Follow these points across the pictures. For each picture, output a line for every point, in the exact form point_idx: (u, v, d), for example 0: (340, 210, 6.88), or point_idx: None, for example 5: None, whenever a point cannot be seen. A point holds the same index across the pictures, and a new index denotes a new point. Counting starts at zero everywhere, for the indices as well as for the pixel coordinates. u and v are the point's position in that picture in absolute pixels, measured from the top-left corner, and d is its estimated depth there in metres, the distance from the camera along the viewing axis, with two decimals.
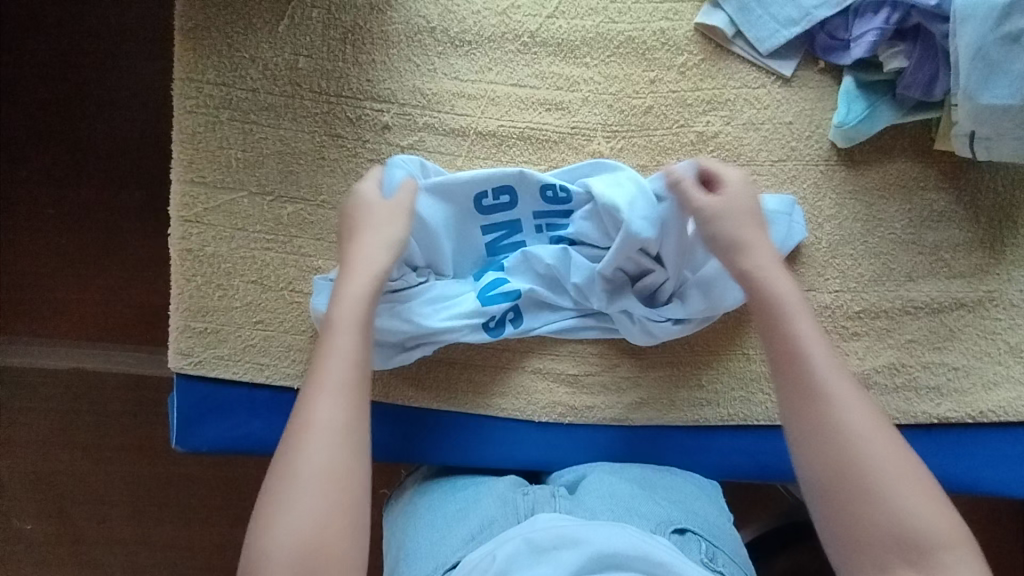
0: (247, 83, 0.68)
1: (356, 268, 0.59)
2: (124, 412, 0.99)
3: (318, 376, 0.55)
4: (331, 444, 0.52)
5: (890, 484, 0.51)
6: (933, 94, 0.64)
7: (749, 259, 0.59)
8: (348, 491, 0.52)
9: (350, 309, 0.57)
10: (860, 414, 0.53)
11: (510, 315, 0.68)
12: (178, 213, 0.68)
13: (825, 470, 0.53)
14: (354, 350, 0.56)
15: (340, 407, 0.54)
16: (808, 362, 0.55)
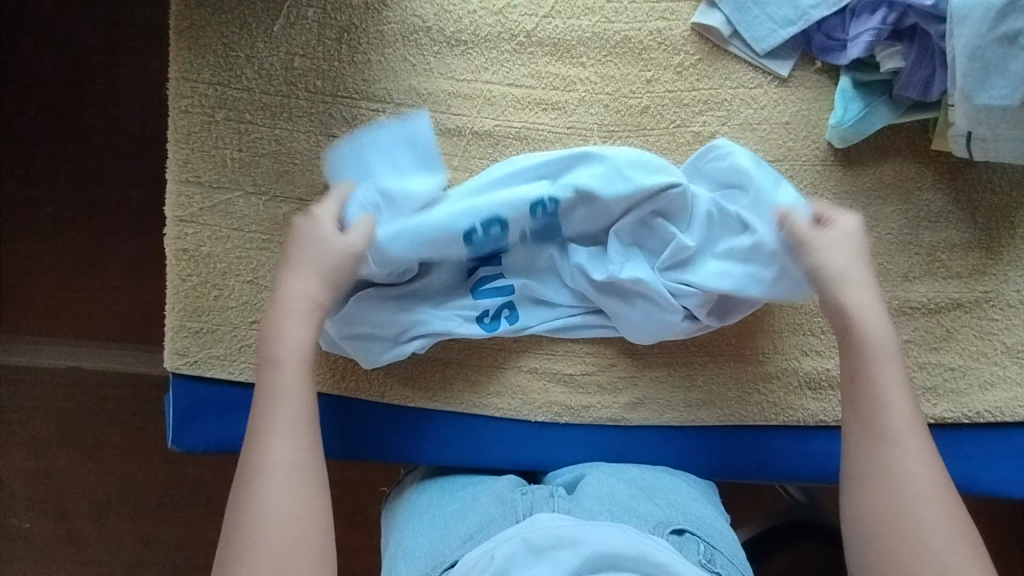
0: (242, 83, 0.68)
1: (292, 308, 0.59)
2: (122, 412, 0.99)
3: (268, 419, 0.56)
4: (286, 486, 0.53)
5: (937, 533, 0.51)
6: (929, 94, 0.64)
7: (847, 298, 0.59)
8: (308, 531, 0.52)
9: (289, 349, 0.58)
10: (923, 464, 0.54)
11: (505, 311, 0.68)
12: (173, 213, 0.68)
13: (872, 510, 0.54)
14: (300, 389, 0.57)
15: (294, 448, 0.55)
16: (883, 406, 0.56)
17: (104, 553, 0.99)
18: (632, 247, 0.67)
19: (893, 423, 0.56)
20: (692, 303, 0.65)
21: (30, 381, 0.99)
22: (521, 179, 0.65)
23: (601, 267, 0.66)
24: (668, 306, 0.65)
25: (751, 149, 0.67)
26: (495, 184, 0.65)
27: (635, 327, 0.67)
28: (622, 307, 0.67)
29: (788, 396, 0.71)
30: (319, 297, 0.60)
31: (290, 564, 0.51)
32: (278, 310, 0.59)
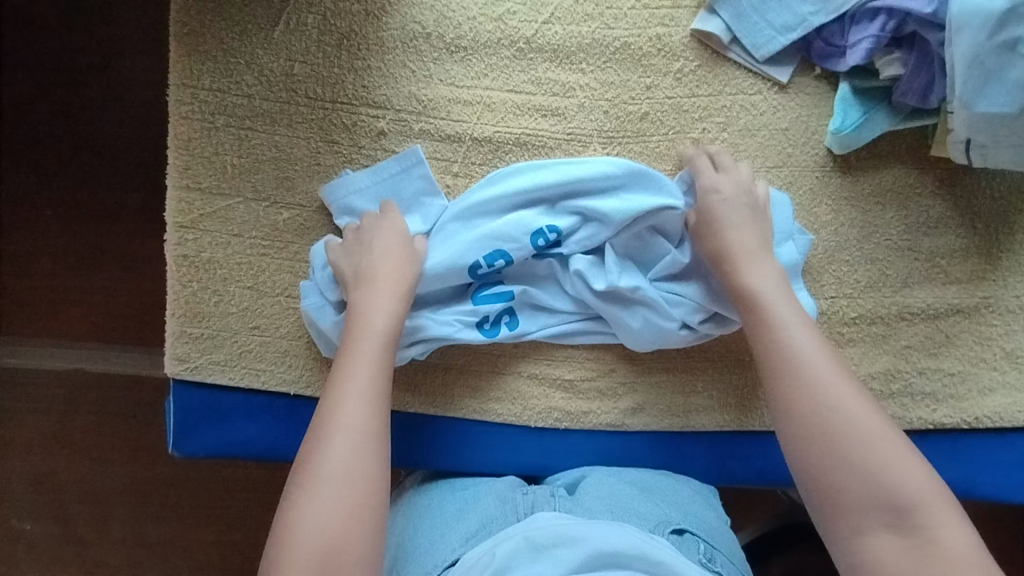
0: (242, 89, 0.68)
1: (383, 280, 0.63)
2: (122, 416, 0.99)
3: (341, 383, 0.58)
4: (353, 448, 0.55)
5: (873, 447, 0.53)
6: (928, 100, 0.64)
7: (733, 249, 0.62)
8: (372, 491, 0.54)
9: (377, 320, 0.61)
10: (838, 384, 0.56)
11: (505, 317, 0.69)
12: (174, 219, 0.68)
13: (802, 441, 0.55)
14: (378, 359, 0.60)
15: (368, 415, 0.57)
16: (783, 345, 0.58)
17: (105, 554, 0.99)
18: (627, 259, 0.67)
19: (800, 357, 0.58)
20: (691, 315, 0.66)
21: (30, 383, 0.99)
22: (525, 200, 0.66)
23: (601, 276, 0.66)
24: (666, 314, 0.66)
25: (750, 155, 0.68)
26: (499, 204, 0.66)
27: (635, 334, 0.67)
28: (622, 317, 0.67)
29: None
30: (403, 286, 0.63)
31: (348, 522, 0.52)
32: (366, 284, 0.63)
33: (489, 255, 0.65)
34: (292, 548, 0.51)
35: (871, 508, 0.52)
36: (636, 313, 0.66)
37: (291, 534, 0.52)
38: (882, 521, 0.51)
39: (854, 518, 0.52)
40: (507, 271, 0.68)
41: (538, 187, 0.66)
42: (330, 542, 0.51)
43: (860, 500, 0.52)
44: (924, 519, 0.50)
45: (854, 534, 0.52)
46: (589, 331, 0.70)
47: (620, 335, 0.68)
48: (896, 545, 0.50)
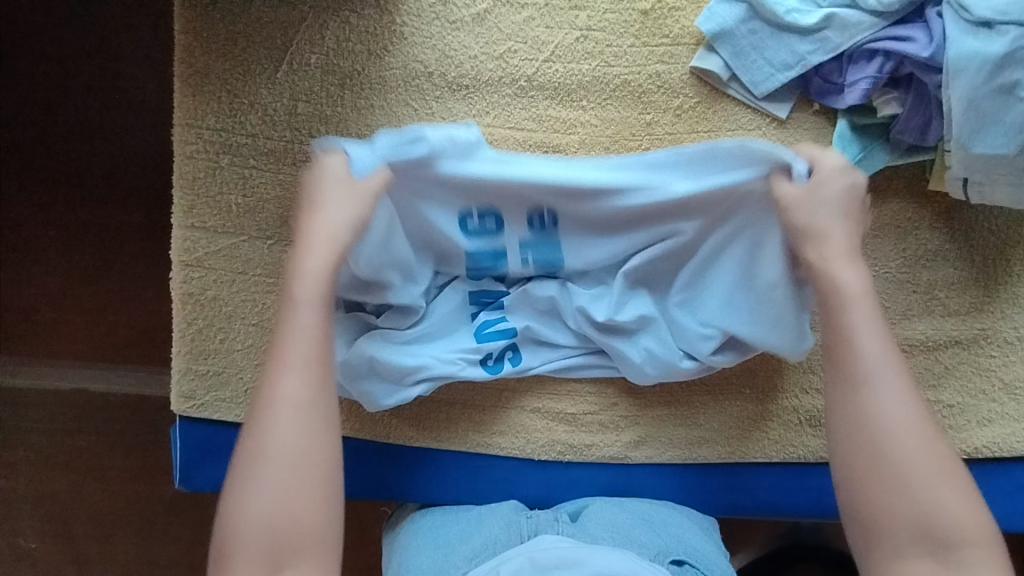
0: (246, 129, 0.68)
1: (317, 241, 0.58)
2: (127, 442, 0.99)
3: (279, 349, 0.55)
4: (292, 424, 0.53)
5: (923, 472, 0.52)
6: (926, 138, 0.64)
7: (818, 249, 0.58)
8: (317, 466, 0.53)
9: (311, 285, 0.57)
10: (903, 409, 0.53)
11: (509, 352, 0.69)
12: (179, 258, 0.69)
13: (858, 460, 0.53)
14: (313, 329, 0.55)
15: (306, 386, 0.54)
16: (856, 352, 0.55)
17: None
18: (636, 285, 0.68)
19: (871, 366, 0.55)
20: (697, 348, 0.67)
21: None
22: (541, 167, 0.64)
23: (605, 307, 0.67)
24: (668, 348, 0.67)
25: None
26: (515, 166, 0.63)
27: (637, 367, 0.68)
28: (629, 349, 0.67)
29: (788, 434, 0.71)
30: (342, 237, 0.58)
31: (294, 500, 0.52)
32: (302, 246, 0.58)
33: (484, 213, 0.66)
34: (240, 535, 0.51)
35: (914, 537, 0.51)
36: (638, 344, 0.67)
37: (236, 520, 0.52)
38: (922, 548, 0.51)
39: (896, 543, 0.51)
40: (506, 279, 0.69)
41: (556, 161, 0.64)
42: (275, 524, 0.51)
43: (905, 526, 0.51)
44: (967, 557, 0.50)
45: (893, 557, 0.51)
46: (588, 367, 0.71)
47: (620, 365, 0.69)
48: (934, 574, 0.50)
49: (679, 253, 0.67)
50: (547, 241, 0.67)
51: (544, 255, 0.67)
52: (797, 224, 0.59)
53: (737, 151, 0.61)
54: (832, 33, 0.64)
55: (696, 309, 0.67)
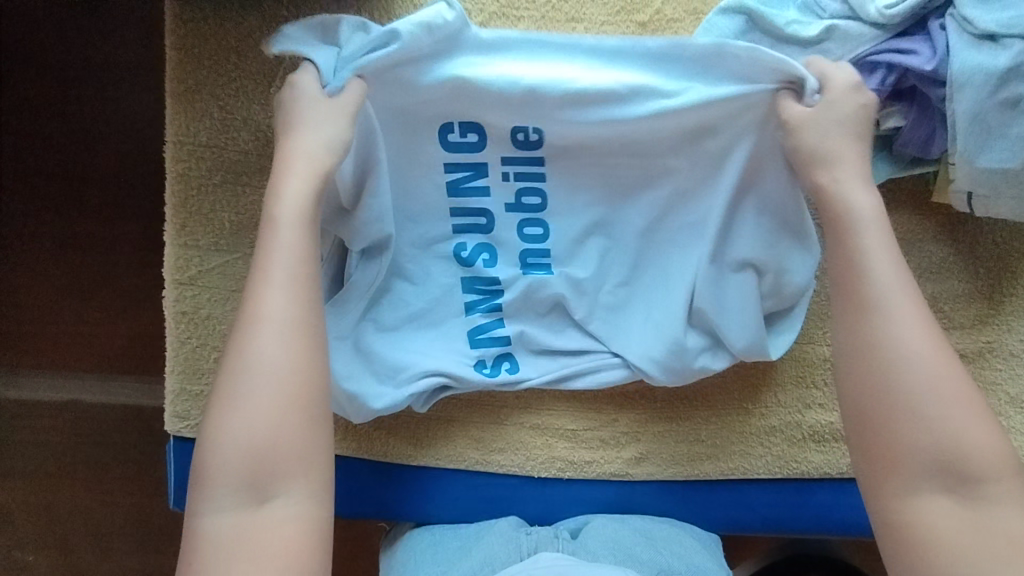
0: (239, 145, 0.68)
1: (299, 161, 0.55)
2: (124, 453, 0.98)
3: (262, 270, 0.52)
4: (278, 340, 0.50)
5: (938, 399, 0.50)
6: (929, 151, 0.63)
7: (828, 172, 0.57)
8: (303, 385, 0.50)
9: (293, 204, 0.54)
10: (920, 335, 0.52)
11: (506, 362, 0.68)
12: (171, 276, 0.68)
13: (870, 391, 0.52)
14: (299, 245, 0.53)
15: (291, 303, 0.51)
16: (869, 280, 0.53)
17: None
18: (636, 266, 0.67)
19: (883, 293, 0.53)
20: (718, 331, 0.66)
21: (32, 415, 0.98)
22: (526, 60, 0.60)
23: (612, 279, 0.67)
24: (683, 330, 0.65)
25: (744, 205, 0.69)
26: (501, 60, 0.60)
27: (647, 346, 0.66)
28: (651, 332, 0.66)
29: (792, 449, 0.70)
30: (326, 152, 0.56)
31: (280, 419, 0.49)
32: (282, 167, 0.55)
33: (462, 127, 0.62)
34: (222, 457, 0.49)
35: (929, 469, 0.49)
36: (641, 322, 0.67)
37: (218, 441, 0.49)
38: (936, 481, 0.49)
39: (908, 476, 0.50)
40: (493, 231, 0.65)
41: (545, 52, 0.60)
42: (261, 445, 0.49)
43: (917, 459, 0.50)
44: (984, 489, 0.49)
45: (906, 492, 0.50)
46: (594, 375, 0.68)
47: (628, 355, 0.67)
48: (950, 511, 0.49)
49: (679, 217, 0.65)
50: (532, 164, 0.64)
51: (528, 182, 0.64)
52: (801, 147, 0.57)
53: (744, 57, 0.58)
54: (832, 46, 0.63)
55: (703, 264, 0.64)
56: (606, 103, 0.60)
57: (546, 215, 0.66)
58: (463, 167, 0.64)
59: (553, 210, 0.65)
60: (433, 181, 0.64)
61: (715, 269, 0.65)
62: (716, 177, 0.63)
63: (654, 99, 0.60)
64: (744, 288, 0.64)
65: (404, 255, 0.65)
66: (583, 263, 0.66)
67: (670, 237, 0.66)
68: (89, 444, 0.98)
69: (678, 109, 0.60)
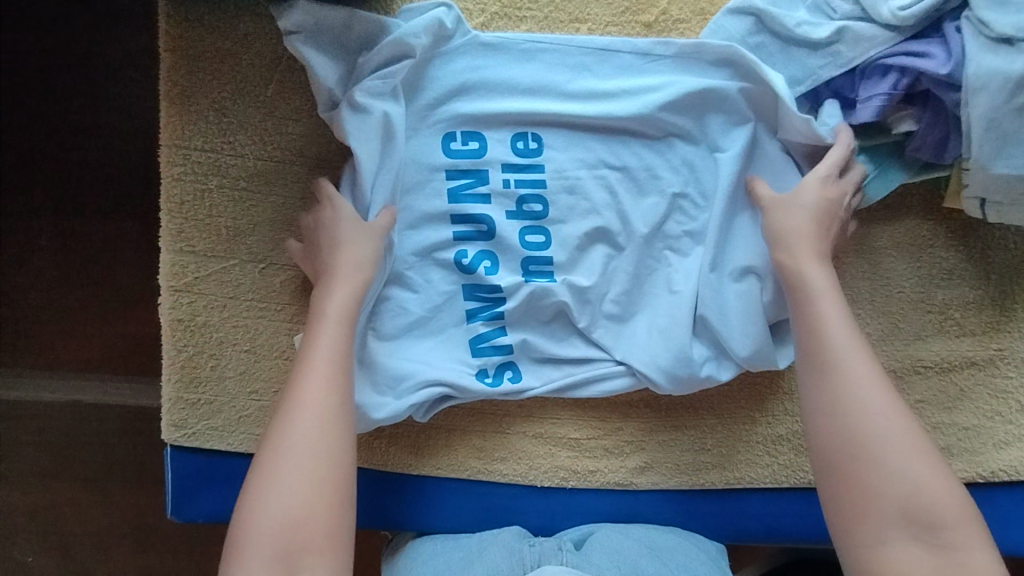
0: (236, 149, 0.67)
1: (343, 266, 0.60)
2: (122, 454, 0.97)
3: (306, 360, 0.56)
4: (316, 424, 0.54)
5: (897, 447, 0.51)
6: (943, 157, 0.62)
7: (801, 245, 0.60)
8: (336, 468, 0.53)
9: (337, 303, 0.59)
10: (877, 388, 0.53)
11: (509, 372, 0.66)
12: (167, 283, 0.67)
13: (835, 441, 0.52)
14: (339, 340, 0.57)
15: (331, 391, 0.55)
16: (823, 336, 0.56)
17: None
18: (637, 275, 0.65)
19: (838, 348, 0.55)
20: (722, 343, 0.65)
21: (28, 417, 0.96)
22: (534, 61, 0.65)
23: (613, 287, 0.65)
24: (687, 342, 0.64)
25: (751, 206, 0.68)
26: (512, 62, 0.65)
27: (649, 355, 0.65)
28: (653, 339, 0.65)
29: (799, 458, 0.69)
30: (368, 259, 0.60)
31: (315, 498, 0.51)
32: (329, 273, 0.60)
33: (463, 135, 0.64)
34: (257, 529, 0.50)
35: (897, 518, 0.49)
36: (645, 331, 0.66)
37: (252, 520, 0.51)
38: (904, 530, 0.48)
39: (878, 524, 0.49)
40: (494, 239, 0.64)
41: (553, 55, 0.65)
42: (295, 520, 0.50)
43: (886, 506, 0.49)
44: (950, 537, 0.48)
45: (876, 541, 0.49)
46: (599, 385, 0.67)
47: (633, 362, 0.65)
48: (922, 558, 0.48)
49: (678, 222, 0.65)
50: (530, 170, 0.64)
51: (529, 190, 0.64)
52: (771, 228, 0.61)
53: (720, 56, 0.63)
54: (844, 47, 0.62)
55: (703, 273, 0.64)
56: (608, 104, 0.64)
57: (548, 222, 0.65)
58: (464, 174, 0.64)
59: (555, 215, 0.64)
60: (435, 189, 0.64)
61: (715, 278, 0.64)
62: (714, 173, 0.64)
63: (643, 95, 0.64)
64: (744, 301, 0.63)
65: (403, 261, 0.64)
66: (587, 270, 0.65)
67: (673, 250, 0.65)
68: (85, 445, 0.96)
69: (666, 106, 0.64)
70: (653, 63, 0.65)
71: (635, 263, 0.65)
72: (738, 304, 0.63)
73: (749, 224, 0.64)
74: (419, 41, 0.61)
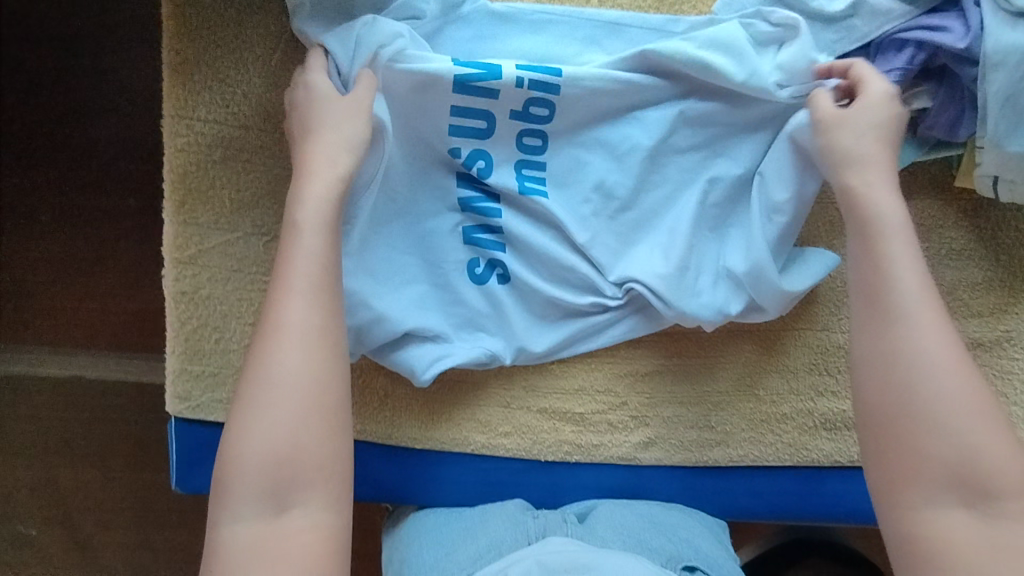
0: (239, 120, 0.66)
1: (319, 171, 0.57)
2: (125, 428, 0.97)
3: (285, 276, 0.53)
4: (300, 352, 0.51)
5: (959, 410, 0.49)
6: (955, 134, 0.61)
7: (857, 175, 0.57)
8: (325, 401, 0.51)
9: (313, 211, 0.55)
10: (945, 345, 0.51)
11: (499, 270, 0.66)
12: (171, 255, 0.67)
13: (885, 394, 0.51)
14: (320, 253, 0.54)
15: (314, 313, 0.53)
16: (890, 284, 0.53)
17: (110, 558, 0.96)
18: (637, 188, 0.65)
19: (906, 298, 0.53)
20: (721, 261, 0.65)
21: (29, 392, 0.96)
22: (542, 34, 0.65)
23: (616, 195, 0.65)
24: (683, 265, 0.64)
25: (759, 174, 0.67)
26: (520, 32, 0.65)
27: (648, 268, 0.64)
28: (646, 254, 0.65)
29: (802, 437, 0.69)
30: (345, 156, 0.57)
31: (303, 431, 0.50)
32: (304, 175, 0.57)
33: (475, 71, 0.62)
34: (245, 462, 0.50)
35: (948, 482, 0.48)
36: (646, 248, 0.66)
37: (241, 456, 0.50)
38: (956, 496, 0.48)
39: (925, 488, 0.49)
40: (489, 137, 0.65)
41: (561, 28, 0.65)
42: (284, 455, 0.50)
43: (931, 469, 0.49)
44: (1007, 506, 0.47)
45: (923, 503, 0.48)
46: (602, 332, 0.68)
47: (630, 279, 0.65)
48: (970, 525, 0.47)
49: (678, 143, 0.65)
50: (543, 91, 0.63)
51: (539, 95, 0.63)
52: (826, 152, 0.59)
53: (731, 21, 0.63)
54: (859, 22, 0.61)
55: (701, 184, 0.65)
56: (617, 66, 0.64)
57: (548, 129, 0.65)
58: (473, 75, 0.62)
59: (558, 127, 0.65)
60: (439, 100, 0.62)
61: (718, 195, 0.65)
62: (718, 130, 0.65)
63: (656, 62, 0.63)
64: (747, 228, 0.65)
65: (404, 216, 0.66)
66: (580, 185, 0.65)
67: (673, 166, 0.66)
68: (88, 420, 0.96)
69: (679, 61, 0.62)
70: (665, 38, 0.64)
71: (637, 169, 0.65)
72: (743, 231, 0.65)
73: (733, 159, 0.65)
74: (428, 8, 0.62)
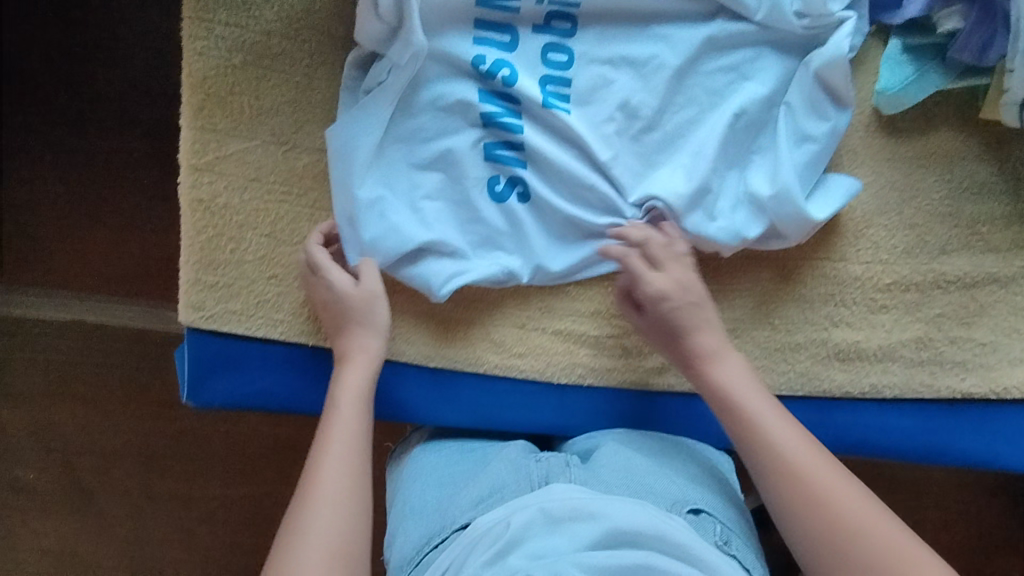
0: (261, 25, 0.65)
1: (357, 356, 0.62)
2: (127, 360, 0.95)
3: (323, 440, 0.59)
4: (336, 511, 0.55)
5: (863, 526, 0.53)
6: (984, 58, 0.62)
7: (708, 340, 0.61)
8: (352, 546, 0.54)
9: (349, 396, 0.61)
10: (823, 475, 0.56)
11: (519, 189, 0.65)
12: (188, 161, 0.66)
13: (813, 537, 0.54)
14: (360, 428, 0.60)
15: (345, 477, 0.57)
16: (762, 435, 0.57)
17: (104, 502, 0.96)
18: (661, 111, 0.65)
19: (783, 450, 0.57)
20: (738, 187, 0.65)
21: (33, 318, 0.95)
22: None
23: (639, 117, 0.64)
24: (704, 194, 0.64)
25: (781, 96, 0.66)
26: None
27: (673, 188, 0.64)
28: (669, 175, 0.65)
29: (816, 367, 0.68)
30: (379, 342, 0.63)
31: None
32: (342, 361, 0.63)
33: None
34: None
35: None
36: (668, 170, 0.65)
37: None
38: None
39: None
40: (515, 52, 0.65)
41: None
42: None
43: None
44: None
45: None
46: None
47: (650, 199, 0.64)
48: None
49: (704, 62, 0.65)
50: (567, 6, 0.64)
51: (561, 7, 0.64)
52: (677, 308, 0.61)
53: None
54: None
55: (728, 114, 0.64)
56: None
57: (571, 42, 0.65)
58: None
59: (583, 40, 0.65)
60: (463, 12, 0.63)
61: (738, 121, 0.64)
62: (744, 50, 0.65)
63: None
64: (772, 153, 0.65)
65: (424, 129, 0.64)
66: (604, 104, 0.65)
67: (698, 86, 0.65)
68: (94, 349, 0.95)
69: None
70: None
71: (662, 89, 0.64)
72: (764, 157, 0.65)
73: (761, 82, 0.65)
74: None
